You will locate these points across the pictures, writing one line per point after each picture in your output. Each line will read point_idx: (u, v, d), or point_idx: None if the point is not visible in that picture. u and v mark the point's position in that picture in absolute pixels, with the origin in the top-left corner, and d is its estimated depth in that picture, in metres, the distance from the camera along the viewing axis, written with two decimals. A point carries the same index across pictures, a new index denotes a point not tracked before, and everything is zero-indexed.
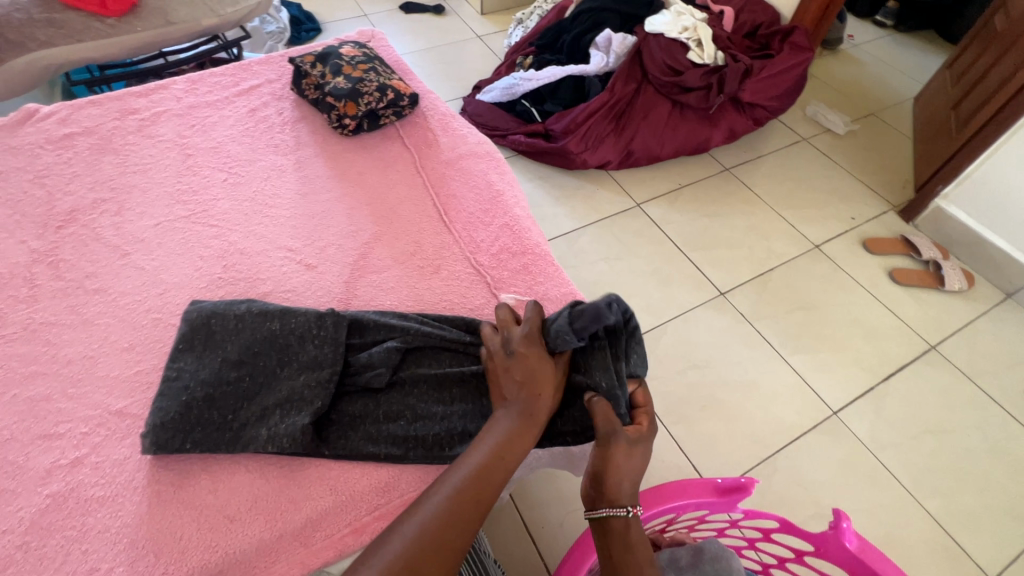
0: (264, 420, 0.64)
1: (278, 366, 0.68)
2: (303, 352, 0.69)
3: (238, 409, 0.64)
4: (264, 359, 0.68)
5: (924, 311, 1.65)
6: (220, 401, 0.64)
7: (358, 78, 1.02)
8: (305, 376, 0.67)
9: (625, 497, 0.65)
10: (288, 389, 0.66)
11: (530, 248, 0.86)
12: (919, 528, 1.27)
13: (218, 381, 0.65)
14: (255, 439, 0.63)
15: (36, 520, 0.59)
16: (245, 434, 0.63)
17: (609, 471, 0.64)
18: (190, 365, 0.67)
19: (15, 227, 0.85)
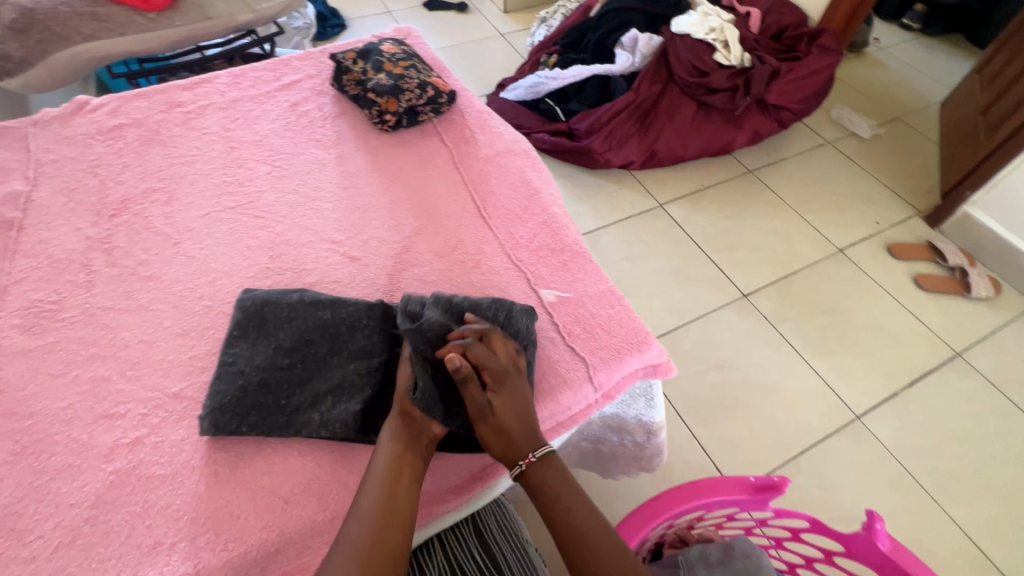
0: (316, 405, 0.66)
1: (329, 354, 0.70)
2: (354, 341, 0.71)
3: (290, 394, 0.67)
4: (317, 345, 0.70)
5: (949, 317, 1.64)
6: (276, 386, 0.67)
7: (399, 75, 1.04)
8: (355, 365, 0.69)
9: (524, 448, 0.64)
10: (339, 377, 0.68)
11: (569, 245, 0.88)
12: (941, 534, 1.27)
13: (274, 367, 0.68)
14: (307, 423, 0.65)
15: (102, 495, 0.62)
16: (299, 418, 0.65)
17: (495, 437, 0.64)
18: (245, 351, 0.69)
19: (70, 215, 0.87)
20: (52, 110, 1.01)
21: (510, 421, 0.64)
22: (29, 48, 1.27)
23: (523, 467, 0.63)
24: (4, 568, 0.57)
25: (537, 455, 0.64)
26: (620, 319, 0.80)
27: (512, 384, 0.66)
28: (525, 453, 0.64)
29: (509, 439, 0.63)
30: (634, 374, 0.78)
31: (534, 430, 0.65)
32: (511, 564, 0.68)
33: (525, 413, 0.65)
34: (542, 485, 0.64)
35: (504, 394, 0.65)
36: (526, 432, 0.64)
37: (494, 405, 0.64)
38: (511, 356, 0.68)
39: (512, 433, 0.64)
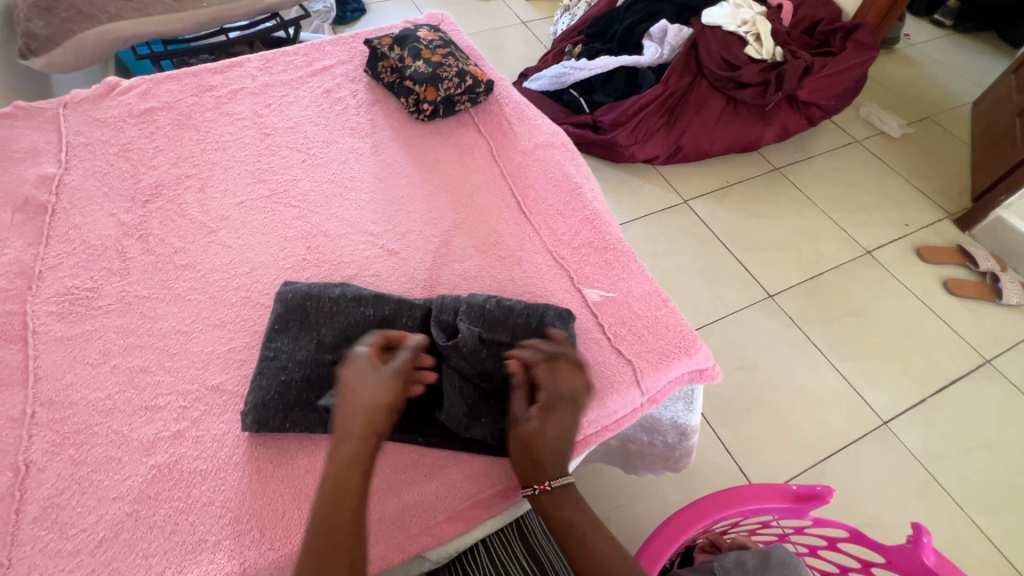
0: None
1: None
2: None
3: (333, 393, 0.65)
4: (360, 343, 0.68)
5: (980, 324, 1.61)
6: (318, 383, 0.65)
7: (437, 63, 1.01)
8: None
9: (544, 474, 0.63)
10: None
11: (612, 243, 0.85)
12: (970, 544, 1.24)
13: (319, 363, 0.66)
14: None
15: (145, 489, 0.61)
16: None
17: (524, 456, 0.63)
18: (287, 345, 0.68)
19: (104, 200, 0.86)
20: (82, 92, 0.99)
21: (543, 447, 0.63)
22: (55, 27, 1.24)
23: (537, 492, 0.63)
24: (48, 561, 0.56)
25: (552, 485, 0.63)
26: (667, 321, 0.78)
27: (559, 412, 0.64)
28: (541, 482, 0.63)
29: (535, 460, 0.63)
30: (680, 379, 0.76)
31: (564, 463, 0.64)
32: (556, 568, 0.67)
33: (560, 443, 0.64)
34: (556, 511, 0.63)
35: (548, 420, 0.64)
36: (554, 461, 0.64)
37: (532, 424, 0.63)
38: (572, 384, 0.65)
39: (541, 459, 0.63)
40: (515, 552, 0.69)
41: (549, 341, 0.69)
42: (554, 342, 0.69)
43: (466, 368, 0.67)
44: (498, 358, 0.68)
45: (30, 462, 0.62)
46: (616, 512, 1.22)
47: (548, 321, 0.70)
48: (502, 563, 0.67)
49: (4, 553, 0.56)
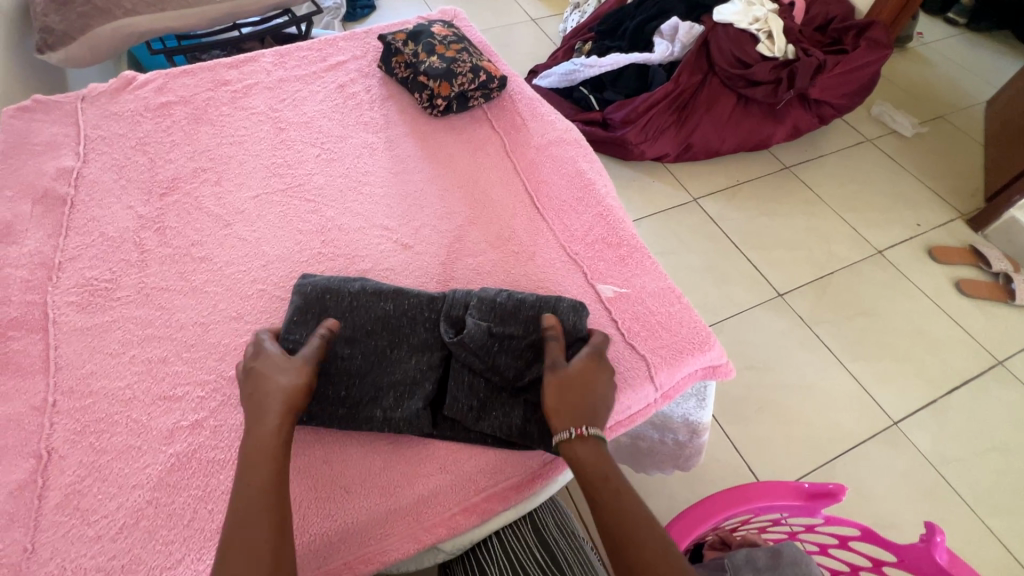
0: (377, 399, 0.65)
1: (389, 347, 0.69)
2: (413, 337, 0.69)
3: (349, 389, 0.65)
4: (377, 340, 0.69)
5: (992, 325, 1.60)
6: (335, 380, 0.65)
7: (451, 58, 1.01)
8: (413, 361, 0.68)
9: (582, 418, 0.60)
10: (401, 371, 0.67)
11: (625, 239, 0.85)
12: (981, 547, 1.23)
13: (336, 360, 0.66)
14: (368, 418, 0.64)
15: (164, 477, 0.61)
16: (361, 413, 0.64)
17: (561, 394, 0.61)
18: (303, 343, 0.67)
19: (122, 192, 0.86)
20: (99, 85, 1.00)
21: (581, 390, 0.62)
22: (72, 22, 1.25)
23: (571, 434, 0.58)
24: (70, 547, 0.57)
25: (590, 431, 0.59)
26: (680, 317, 0.78)
27: (599, 370, 0.65)
28: (579, 423, 0.59)
29: (574, 404, 0.61)
30: (693, 375, 0.76)
31: (600, 417, 0.61)
32: (570, 561, 0.67)
33: (599, 397, 0.63)
34: (586, 462, 0.57)
35: (586, 372, 0.64)
36: (591, 411, 0.61)
37: (571, 368, 0.64)
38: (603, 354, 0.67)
39: (578, 401, 0.61)
40: (529, 546, 0.70)
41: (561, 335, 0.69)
42: (564, 334, 0.69)
43: (474, 361, 0.67)
44: (507, 352, 0.68)
45: (52, 450, 0.62)
46: None
47: (560, 313, 0.70)
48: (518, 557, 0.68)
49: (27, 538, 0.57)
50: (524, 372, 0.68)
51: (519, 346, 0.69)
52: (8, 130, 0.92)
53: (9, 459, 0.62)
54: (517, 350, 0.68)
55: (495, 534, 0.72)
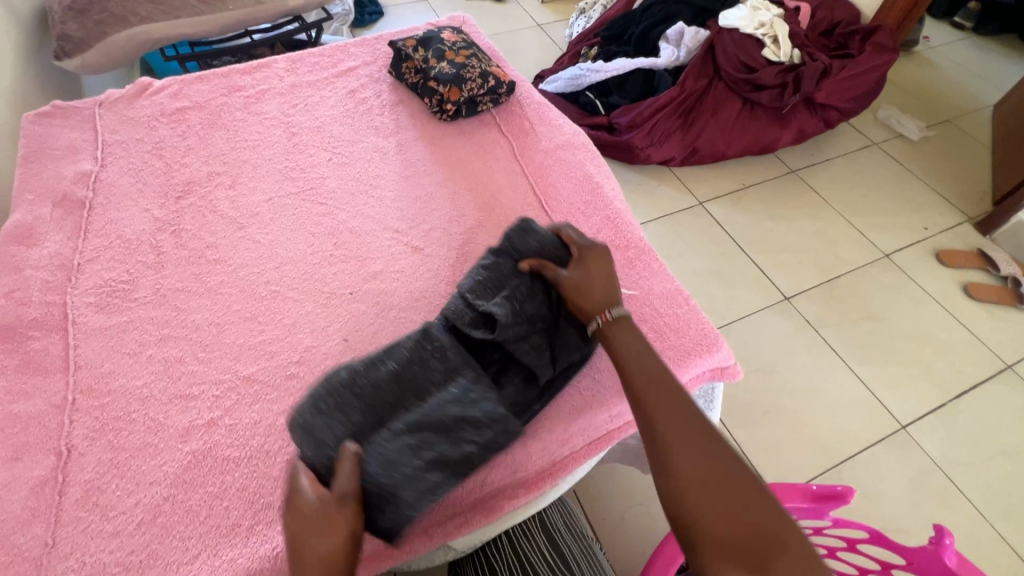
0: (459, 436, 0.60)
1: (419, 399, 0.62)
2: (433, 377, 0.63)
3: (424, 440, 0.59)
4: (402, 394, 0.62)
5: (1001, 329, 1.59)
6: (400, 451, 0.58)
7: (461, 64, 1.03)
8: (461, 376, 0.64)
9: (602, 307, 0.69)
10: (466, 392, 0.62)
11: (633, 242, 0.86)
12: (992, 553, 1.22)
13: (386, 441, 0.59)
14: (472, 458, 0.60)
15: (181, 474, 0.62)
16: (459, 456, 0.60)
17: (579, 296, 0.70)
18: (322, 447, 0.57)
19: (138, 195, 0.88)
20: (117, 91, 1.02)
21: (592, 285, 0.71)
22: (88, 29, 1.28)
23: (599, 321, 0.68)
24: (90, 542, 0.58)
25: (615, 313, 0.68)
26: (688, 319, 0.78)
27: (593, 262, 0.73)
28: (601, 312, 0.68)
29: (591, 298, 0.70)
30: (701, 377, 0.77)
31: (615, 299, 0.71)
32: (578, 559, 0.70)
33: (608, 282, 0.72)
34: (616, 340, 0.67)
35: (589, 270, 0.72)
36: (607, 298, 0.70)
37: (574, 274, 0.72)
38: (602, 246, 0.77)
39: (594, 296, 0.70)
40: (538, 544, 0.72)
41: (528, 254, 0.74)
42: (543, 254, 0.74)
43: (520, 331, 0.67)
44: (529, 301, 0.70)
45: (71, 447, 0.64)
46: None
47: (514, 242, 0.75)
48: (529, 559, 0.70)
49: (48, 533, 0.58)
50: (552, 302, 0.72)
51: (530, 288, 0.71)
52: (28, 134, 0.94)
53: (31, 456, 0.63)
54: (530, 294, 0.71)
55: (504, 533, 0.73)
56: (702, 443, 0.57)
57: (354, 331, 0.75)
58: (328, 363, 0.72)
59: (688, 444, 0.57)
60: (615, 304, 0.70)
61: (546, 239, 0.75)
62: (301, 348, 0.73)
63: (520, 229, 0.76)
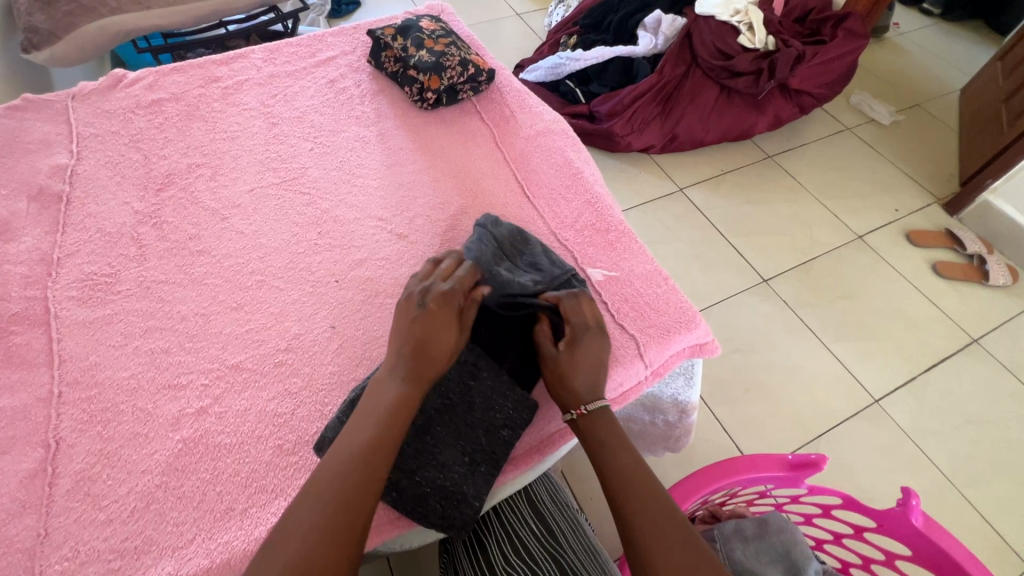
0: (492, 427, 0.67)
1: (445, 400, 0.66)
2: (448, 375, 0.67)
3: (461, 433, 0.65)
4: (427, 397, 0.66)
5: (967, 305, 1.65)
6: (444, 446, 0.64)
7: (441, 52, 1.03)
8: (472, 368, 0.68)
9: (579, 398, 0.65)
10: (484, 382, 0.67)
11: (614, 225, 0.88)
12: (961, 517, 1.29)
13: (433, 447, 0.64)
14: (507, 442, 0.67)
15: (172, 462, 0.63)
16: (493, 442, 0.66)
17: (557, 385, 0.67)
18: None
19: (117, 188, 0.88)
20: (90, 84, 1.00)
21: (571, 374, 0.66)
22: (56, 20, 1.25)
23: (573, 416, 0.65)
24: (82, 531, 0.58)
25: (589, 409, 0.65)
26: (668, 298, 0.81)
27: (587, 345, 0.68)
28: (577, 405, 0.65)
29: (572, 385, 0.66)
30: (681, 353, 0.80)
31: (597, 388, 0.66)
32: (565, 530, 0.73)
33: (593, 371, 0.67)
34: (592, 431, 0.65)
35: (577, 349, 0.67)
36: (586, 387, 0.66)
37: (557, 357, 0.67)
38: (603, 324, 0.71)
39: (571, 383, 0.66)
40: (525, 517, 0.75)
41: (505, 243, 0.77)
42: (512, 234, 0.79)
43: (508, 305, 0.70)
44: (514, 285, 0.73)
45: (60, 439, 0.64)
46: None
47: (489, 231, 0.78)
48: (517, 531, 0.73)
49: (40, 523, 0.58)
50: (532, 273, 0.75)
51: (508, 263, 0.75)
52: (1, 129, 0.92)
53: (18, 450, 0.63)
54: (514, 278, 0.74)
55: (493, 510, 0.76)
56: (669, 532, 0.58)
57: (342, 317, 0.76)
58: (316, 350, 0.73)
59: (656, 531, 0.58)
60: (595, 399, 0.65)
61: (514, 229, 0.80)
62: (288, 336, 0.74)
63: (492, 222, 0.80)
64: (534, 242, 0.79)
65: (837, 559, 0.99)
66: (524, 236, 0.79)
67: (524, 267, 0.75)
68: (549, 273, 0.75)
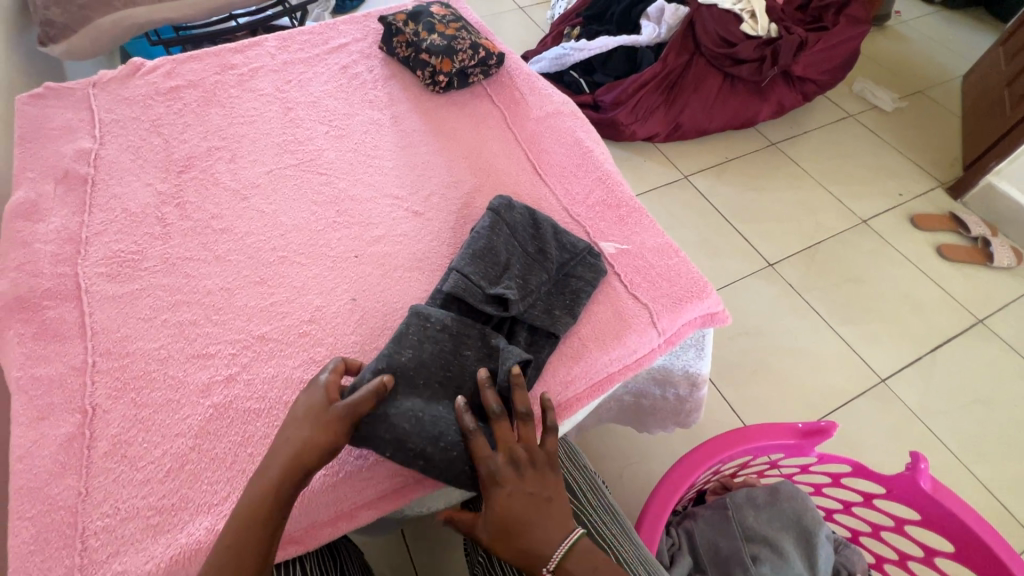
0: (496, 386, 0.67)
1: (446, 372, 0.66)
2: (444, 348, 0.67)
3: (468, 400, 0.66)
4: (429, 370, 0.66)
5: (972, 286, 1.67)
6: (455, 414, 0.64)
7: (452, 36, 1.06)
8: (466, 340, 0.68)
9: (536, 560, 0.60)
10: (481, 349, 0.68)
11: (624, 201, 0.90)
12: (968, 492, 1.31)
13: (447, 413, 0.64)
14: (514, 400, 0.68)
15: (205, 426, 0.65)
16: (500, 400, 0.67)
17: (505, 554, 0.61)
18: (396, 440, 0.61)
19: (139, 171, 0.90)
20: (109, 72, 1.03)
21: (508, 537, 0.60)
22: (71, 14, 1.28)
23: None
24: (122, 490, 0.61)
25: (551, 567, 0.60)
26: (679, 269, 0.83)
27: (501, 488, 0.60)
28: (538, 568, 0.60)
29: (513, 552, 0.60)
30: (693, 323, 0.82)
31: (545, 533, 0.61)
32: (584, 489, 0.78)
33: (529, 514, 0.60)
34: None
35: (493, 505, 0.60)
36: (533, 541, 0.60)
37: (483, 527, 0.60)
38: (525, 441, 0.63)
39: (514, 547, 0.60)
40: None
41: (518, 224, 0.80)
42: (514, 215, 0.82)
43: (514, 276, 0.74)
44: (529, 270, 0.75)
45: (95, 406, 0.66)
46: (630, 469, 1.28)
47: (502, 215, 0.81)
48: None
49: (81, 484, 0.61)
50: (537, 246, 0.79)
51: (512, 239, 0.78)
52: (25, 115, 0.95)
53: (57, 416, 0.66)
54: (528, 262, 0.77)
55: None
56: None
57: (362, 291, 0.78)
58: (337, 321, 0.75)
59: None
60: (550, 552, 0.60)
61: (526, 207, 0.83)
62: (311, 308, 0.76)
63: (506, 202, 0.83)
64: (545, 224, 0.81)
65: (848, 528, 1.02)
66: (536, 217, 0.82)
67: (536, 250, 0.78)
68: (563, 255, 0.79)
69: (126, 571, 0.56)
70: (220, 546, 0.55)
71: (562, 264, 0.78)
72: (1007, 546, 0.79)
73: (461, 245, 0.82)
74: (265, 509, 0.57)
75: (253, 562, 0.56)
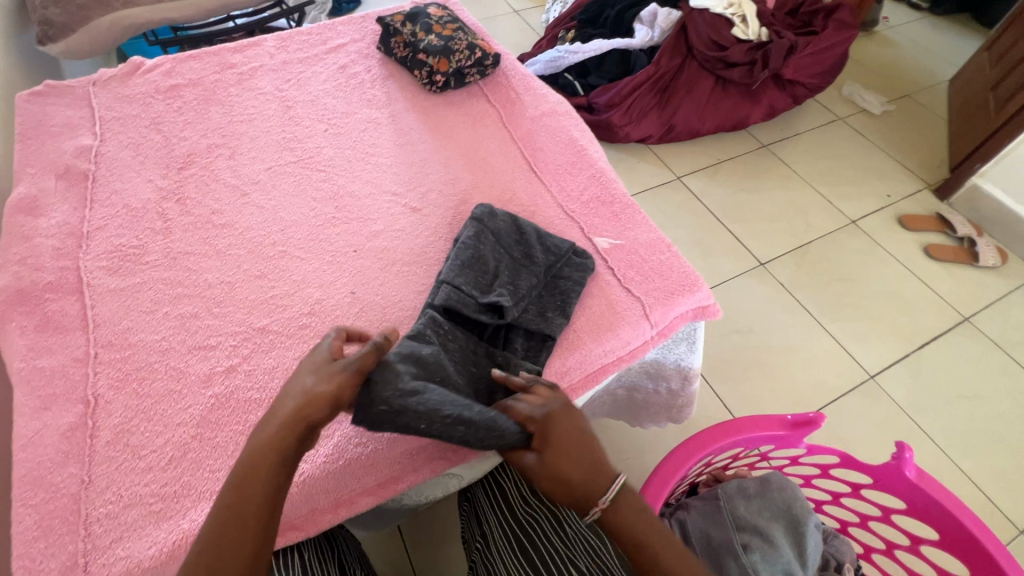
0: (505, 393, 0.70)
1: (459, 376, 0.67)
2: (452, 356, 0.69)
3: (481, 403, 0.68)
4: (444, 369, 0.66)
5: (958, 285, 1.70)
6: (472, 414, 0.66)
7: (449, 37, 1.08)
8: (473, 353, 0.70)
9: (592, 494, 0.62)
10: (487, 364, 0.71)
11: (617, 197, 0.92)
12: (955, 486, 1.33)
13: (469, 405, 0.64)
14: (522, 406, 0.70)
15: (206, 415, 0.66)
16: None
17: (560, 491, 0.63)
18: (429, 412, 0.58)
19: (140, 167, 0.91)
20: (109, 70, 1.04)
21: (567, 470, 0.62)
22: (70, 14, 1.29)
23: (597, 514, 0.63)
24: (125, 478, 0.62)
25: (607, 500, 0.62)
26: (671, 263, 0.85)
27: (556, 423, 0.63)
28: (594, 502, 0.62)
29: (572, 486, 0.62)
30: (684, 316, 0.84)
31: (598, 469, 0.63)
32: None
33: (582, 449, 0.64)
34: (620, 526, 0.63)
35: (551, 440, 0.62)
36: (587, 476, 0.63)
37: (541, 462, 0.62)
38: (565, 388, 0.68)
39: (573, 480, 0.62)
40: (568, 521, 0.75)
41: (500, 232, 0.82)
42: (496, 223, 0.83)
43: (506, 284, 0.75)
44: (517, 276, 0.77)
45: (98, 396, 0.67)
46: (624, 463, 1.29)
47: (484, 222, 0.82)
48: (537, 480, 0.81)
49: (84, 471, 0.62)
50: (524, 251, 0.80)
51: (499, 244, 0.80)
52: (26, 113, 0.96)
53: (60, 406, 0.67)
54: (515, 267, 0.78)
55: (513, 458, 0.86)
56: None
57: (361, 284, 0.80)
58: (337, 314, 0.76)
59: None
60: (606, 485, 0.63)
61: (506, 215, 0.84)
62: (311, 301, 0.78)
63: (486, 211, 0.84)
64: (528, 229, 0.83)
65: (837, 519, 1.04)
66: (520, 224, 0.83)
67: (521, 256, 0.80)
68: (549, 258, 0.80)
69: (129, 555, 0.57)
70: (224, 500, 0.55)
71: (548, 267, 0.80)
72: (989, 533, 0.82)
73: (448, 252, 0.83)
74: (264, 463, 0.56)
75: (255, 517, 0.54)
